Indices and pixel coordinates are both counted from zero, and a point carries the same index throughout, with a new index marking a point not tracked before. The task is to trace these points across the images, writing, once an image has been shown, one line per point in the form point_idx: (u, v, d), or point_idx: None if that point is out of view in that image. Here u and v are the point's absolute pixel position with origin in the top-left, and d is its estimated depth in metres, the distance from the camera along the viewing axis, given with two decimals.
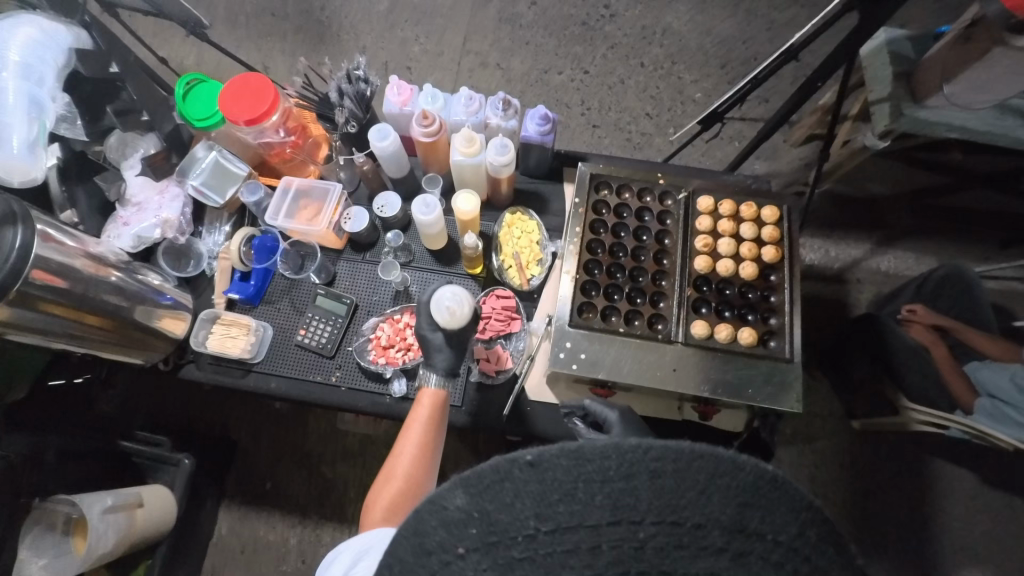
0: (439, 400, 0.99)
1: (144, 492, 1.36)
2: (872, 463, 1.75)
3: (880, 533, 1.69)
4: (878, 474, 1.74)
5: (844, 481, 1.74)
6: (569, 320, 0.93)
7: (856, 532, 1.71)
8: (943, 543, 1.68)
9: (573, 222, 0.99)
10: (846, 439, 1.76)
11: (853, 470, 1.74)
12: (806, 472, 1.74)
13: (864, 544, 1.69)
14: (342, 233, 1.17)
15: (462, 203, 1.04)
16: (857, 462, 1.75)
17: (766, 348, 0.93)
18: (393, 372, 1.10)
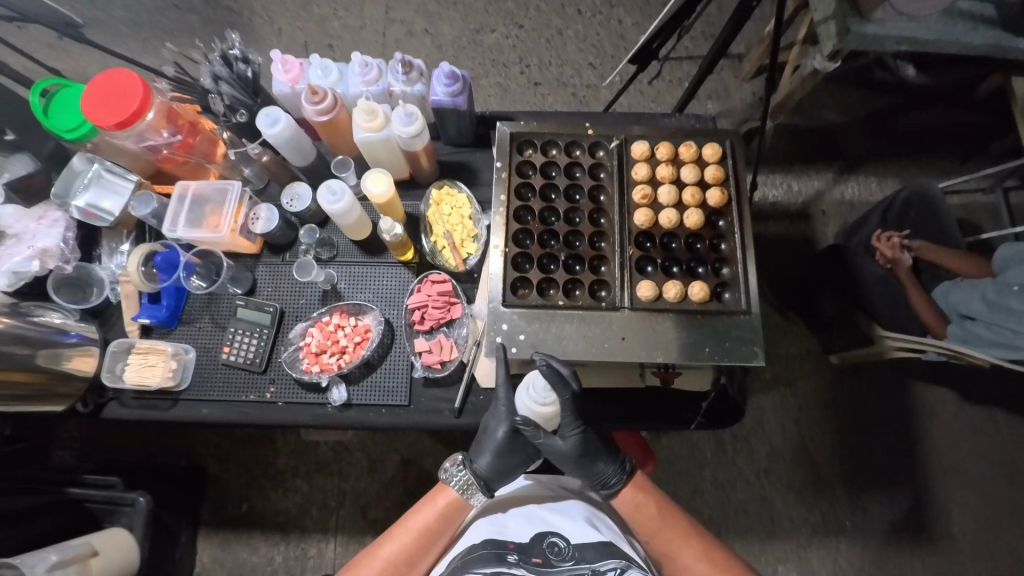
0: (454, 506, 0.86)
1: (96, 539, 1.23)
2: (855, 398, 1.72)
3: (867, 464, 1.68)
4: (862, 408, 1.72)
5: (828, 419, 1.71)
6: (503, 300, 0.84)
7: (845, 467, 1.69)
8: (931, 467, 1.68)
9: (498, 191, 0.89)
10: (826, 376, 1.73)
11: (838, 406, 1.72)
12: (791, 415, 1.71)
13: (854, 478, 1.67)
14: (254, 237, 1.07)
15: (372, 186, 0.95)
16: (840, 398, 1.72)
17: (720, 302, 0.85)
18: (330, 378, 1.01)
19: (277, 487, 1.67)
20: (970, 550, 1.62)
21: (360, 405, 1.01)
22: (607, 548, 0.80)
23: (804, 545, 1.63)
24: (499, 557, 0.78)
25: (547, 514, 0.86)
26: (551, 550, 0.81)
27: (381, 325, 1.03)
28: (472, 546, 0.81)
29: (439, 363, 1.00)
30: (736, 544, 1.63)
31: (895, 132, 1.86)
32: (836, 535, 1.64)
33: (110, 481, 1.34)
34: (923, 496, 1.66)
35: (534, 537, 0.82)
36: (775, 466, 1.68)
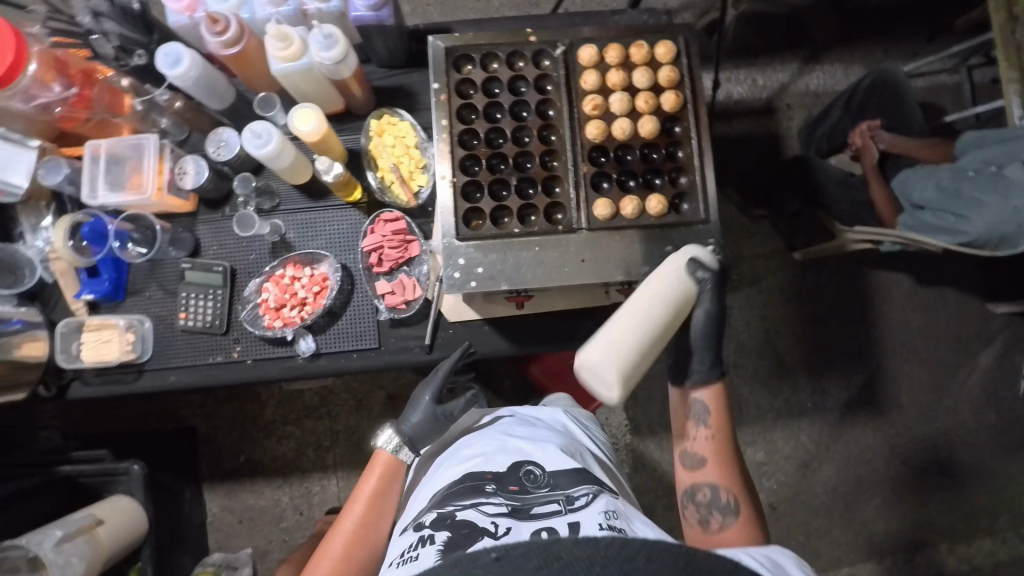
0: (390, 469, 0.94)
1: (99, 509, 1.26)
2: (816, 290, 1.79)
3: (827, 350, 1.79)
4: (822, 299, 1.79)
5: (792, 311, 1.79)
6: (456, 234, 0.81)
7: (808, 354, 1.79)
8: (885, 347, 1.80)
9: (438, 115, 0.82)
10: (790, 271, 1.78)
11: (801, 299, 1.79)
12: (757, 311, 1.78)
13: (816, 363, 1.79)
14: (185, 194, 0.99)
15: (301, 124, 0.87)
16: (803, 290, 1.79)
17: (677, 213, 0.84)
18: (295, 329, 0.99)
19: (270, 436, 1.72)
20: (916, 414, 1.79)
21: (330, 354, 1.00)
22: (582, 475, 0.80)
23: (771, 428, 1.77)
24: (476, 488, 0.78)
25: (522, 445, 0.85)
26: (527, 477, 0.79)
27: (338, 272, 0.99)
28: (448, 483, 0.80)
29: (403, 303, 0.99)
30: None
31: (857, 14, 1.77)
32: (800, 416, 1.78)
33: (100, 454, 1.35)
34: (876, 373, 1.79)
35: (510, 466, 0.81)
36: (745, 360, 1.78)
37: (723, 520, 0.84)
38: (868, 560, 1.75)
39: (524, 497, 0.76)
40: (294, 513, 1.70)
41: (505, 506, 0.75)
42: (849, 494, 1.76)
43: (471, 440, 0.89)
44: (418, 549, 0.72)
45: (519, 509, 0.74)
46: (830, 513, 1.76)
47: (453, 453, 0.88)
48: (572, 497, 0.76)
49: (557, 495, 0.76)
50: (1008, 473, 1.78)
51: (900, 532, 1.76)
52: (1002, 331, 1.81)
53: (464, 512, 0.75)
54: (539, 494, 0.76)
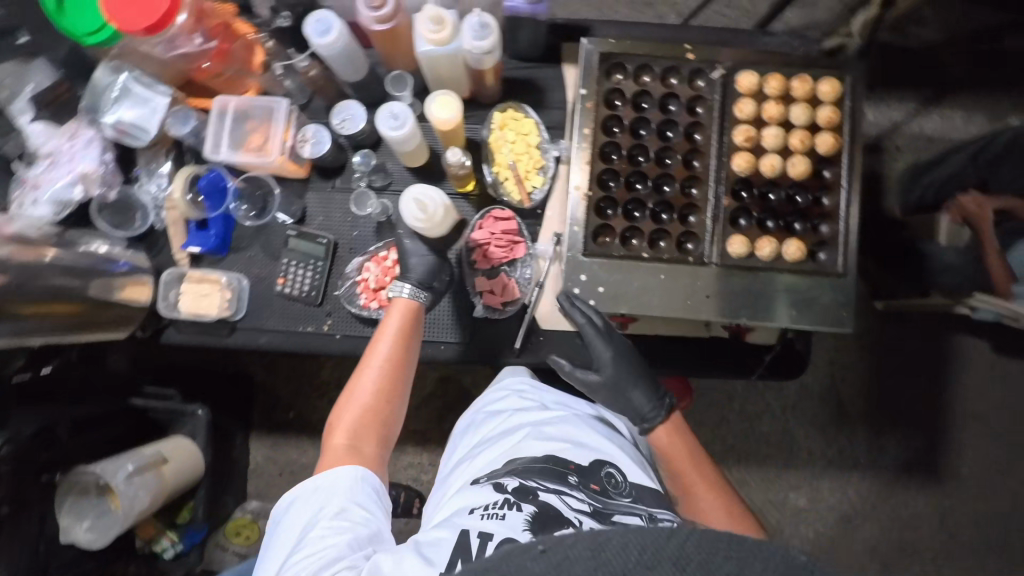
0: (411, 318, 0.91)
1: (165, 447, 1.31)
2: (890, 344, 1.71)
3: (893, 406, 1.72)
4: (895, 354, 1.72)
5: (862, 361, 1.72)
6: (583, 248, 0.78)
7: (871, 407, 1.73)
8: (954, 415, 1.71)
9: (583, 124, 0.79)
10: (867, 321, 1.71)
11: (874, 350, 1.72)
12: (825, 355, 1.72)
13: (878, 418, 1.72)
14: (303, 161, 0.99)
15: (438, 110, 0.85)
16: (878, 341, 1.72)
17: (815, 263, 0.80)
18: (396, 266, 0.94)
19: (320, 396, 1.75)
20: (975, 490, 1.71)
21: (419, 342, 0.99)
22: (664, 499, 0.76)
23: (818, 476, 1.72)
24: (559, 475, 0.74)
25: (603, 447, 0.82)
26: (609, 481, 0.77)
27: None
28: (532, 458, 0.77)
29: (501, 304, 0.97)
30: (755, 471, 1.72)
31: (996, 57, 1.62)
32: (851, 469, 1.72)
33: (169, 393, 1.40)
34: (939, 441, 1.71)
35: (593, 465, 0.78)
36: (803, 403, 1.72)
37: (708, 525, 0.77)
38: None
39: (606, 501, 0.73)
40: None
41: (588, 505, 0.71)
42: (888, 556, 1.71)
43: (553, 419, 0.86)
44: (506, 509, 0.69)
45: (600, 510, 0.71)
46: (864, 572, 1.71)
47: (532, 427, 0.84)
48: (656, 516, 0.72)
49: (640, 509, 0.73)
50: None
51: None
52: None
53: (547, 494, 0.71)
54: (620, 503, 0.73)
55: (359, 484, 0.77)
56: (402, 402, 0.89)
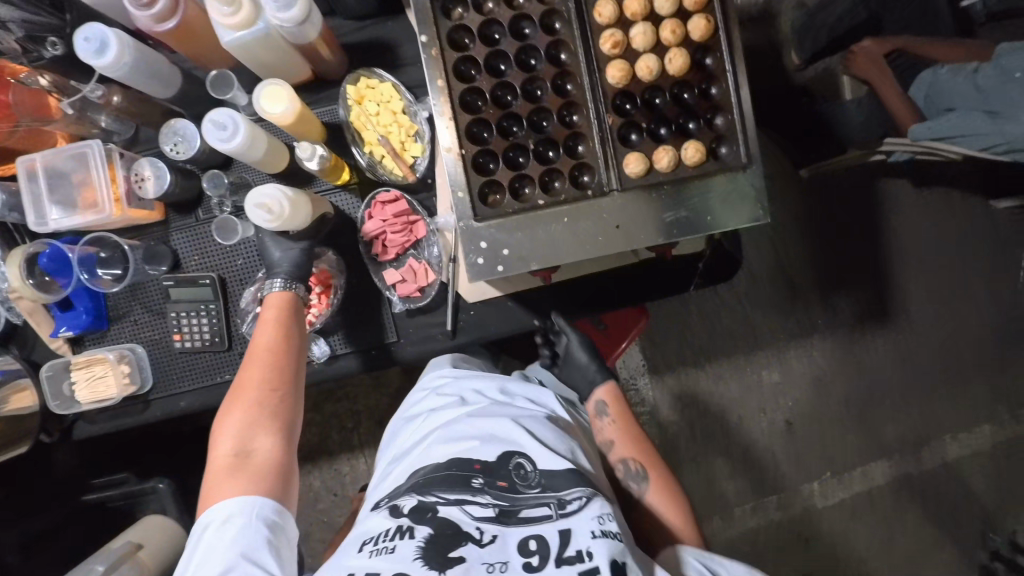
0: (287, 306, 0.84)
1: (134, 534, 1.21)
2: (820, 208, 1.75)
3: (838, 265, 1.78)
4: (827, 216, 1.76)
5: (802, 231, 1.75)
6: (474, 213, 0.71)
7: (820, 272, 1.78)
8: (891, 257, 1.79)
9: (434, 76, 0.70)
10: (796, 192, 1.74)
11: (809, 218, 1.75)
12: (766, 235, 1.74)
13: (828, 279, 1.78)
14: (151, 204, 0.86)
15: (270, 105, 0.73)
16: (810, 208, 1.75)
17: (716, 160, 0.74)
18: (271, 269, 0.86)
19: None
20: (923, 320, 1.82)
21: (348, 355, 0.93)
22: (578, 478, 0.70)
23: (784, 350, 1.79)
24: (462, 480, 0.68)
25: (514, 433, 0.76)
26: (518, 472, 0.70)
27: (341, 269, 0.91)
28: (432, 468, 0.71)
29: (418, 290, 0.91)
30: (727, 363, 1.78)
31: None
32: (811, 334, 1.80)
33: (122, 476, 1.29)
34: (883, 285, 1.80)
35: (499, 458, 0.72)
36: (757, 286, 1.76)
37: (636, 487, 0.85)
38: (879, 458, 1.85)
39: (515, 495, 0.67)
40: (329, 496, 1.68)
41: (493, 507, 0.65)
42: (861, 400, 1.83)
43: (465, 416, 0.80)
44: (394, 540, 0.62)
45: (506, 511, 0.65)
46: (842, 421, 1.84)
47: (441, 430, 0.78)
48: (565, 500, 0.67)
49: (551, 496, 0.67)
50: (1008, 362, 1.86)
51: (907, 430, 1.85)
52: (1002, 227, 1.82)
53: (446, 508, 0.65)
54: (529, 495, 0.68)
55: (249, 524, 0.69)
56: (297, 400, 0.81)
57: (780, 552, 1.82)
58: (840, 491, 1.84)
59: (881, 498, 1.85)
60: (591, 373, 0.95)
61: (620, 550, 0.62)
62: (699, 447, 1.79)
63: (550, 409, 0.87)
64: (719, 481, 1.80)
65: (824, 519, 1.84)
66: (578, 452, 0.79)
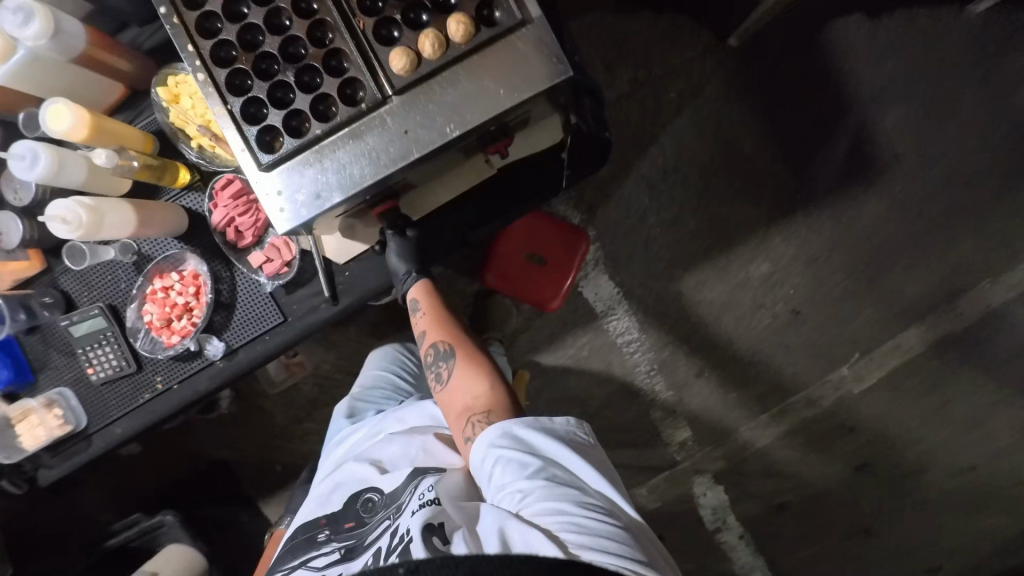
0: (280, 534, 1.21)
1: (152, 562, 1.30)
2: (776, 59, 1.48)
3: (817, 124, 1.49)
4: (791, 64, 1.49)
5: (758, 100, 1.49)
6: (260, 165, 0.69)
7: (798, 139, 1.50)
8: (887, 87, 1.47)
9: (181, 43, 0.68)
10: (737, 59, 1.47)
11: (764, 81, 1.48)
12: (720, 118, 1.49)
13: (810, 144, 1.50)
14: (25, 253, 0.91)
15: (59, 125, 0.76)
16: (761, 71, 1.48)
17: (491, 26, 0.68)
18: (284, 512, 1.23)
19: (291, 438, 1.59)
20: (953, 147, 1.48)
21: (243, 345, 0.93)
22: (409, 486, 0.85)
23: (776, 228, 1.53)
24: (312, 539, 0.85)
25: (365, 471, 0.91)
26: (363, 507, 0.86)
27: (206, 265, 0.92)
28: (293, 536, 0.88)
29: (285, 265, 0.91)
30: (719, 267, 1.54)
31: None
32: (811, 202, 1.52)
33: (136, 516, 1.39)
34: (885, 122, 1.49)
35: (350, 501, 0.88)
36: (732, 175, 1.50)
37: (448, 367, 0.90)
38: (937, 323, 1.56)
39: (358, 531, 0.83)
40: None
41: (338, 551, 0.81)
42: (903, 266, 1.53)
43: (327, 476, 0.97)
44: None
45: (349, 548, 0.81)
46: (875, 291, 1.55)
47: (310, 497, 0.96)
48: (400, 506, 0.81)
49: (386, 514, 0.82)
50: None
51: (965, 280, 1.53)
52: None
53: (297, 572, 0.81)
54: (372, 522, 0.83)
55: None
56: None
57: (833, 452, 1.62)
58: (895, 368, 1.58)
59: (951, 367, 1.58)
60: (402, 275, 0.90)
61: (436, 514, 0.74)
62: (702, 360, 1.58)
63: (417, 416, 1.01)
64: (737, 390, 1.60)
65: (875, 403, 1.59)
66: (428, 451, 0.92)
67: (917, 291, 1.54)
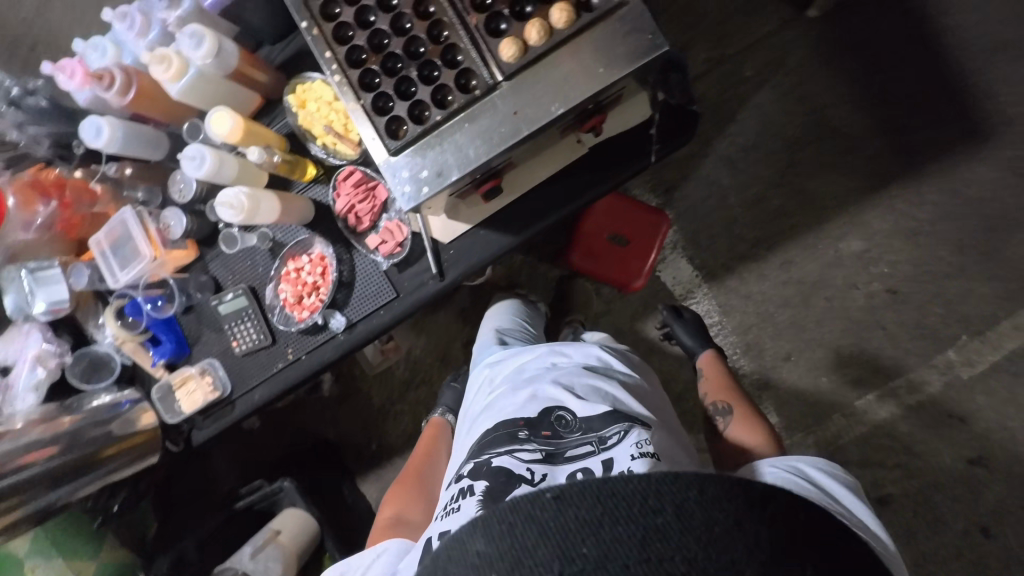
0: (438, 422, 1.28)
1: (275, 521, 1.45)
2: (860, 30, 1.44)
3: (913, 90, 1.43)
4: (879, 32, 1.43)
5: (848, 68, 1.45)
6: (388, 149, 0.78)
7: (894, 106, 1.44)
8: (985, 45, 1.39)
9: (321, 51, 0.79)
10: (823, 29, 1.45)
11: (853, 49, 1.44)
12: (806, 90, 1.46)
13: (907, 110, 1.43)
14: (183, 242, 1.07)
15: (218, 127, 0.90)
16: (849, 40, 1.44)
17: (590, 11, 0.74)
18: (440, 406, 1.34)
19: (386, 419, 1.72)
20: None
21: (361, 319, 1.04)
22: (613, 416, 0.80)
23: (868, 203, 1.47)
24: (511, 435, 0.80)
25: (555, 388, 0.86)
26: (559, 422, 0.81)
27: (331, 248, 1.04)
28: (487, 433, 0.84)
29: (397, 246, 1.01)
30: (809, 244, 1.50)
31: None
32: (909, 172, 1.44)
33: (259, 482, 1.54)
34: (990, 85, 1.39)
35: (541, 412, 0.82)
36: (818, 148, 1.47)
37: (725, 419, 1.09)
38: None
39: (558, 442, 0.79)
40: None
41: (539, 452, 0.77)
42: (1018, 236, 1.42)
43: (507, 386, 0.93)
44: (460, 501, 0.77)
45: (552, 455, 0.78)
46: (985, 264, 1.44)
47: (488, 404, 0.92)
48: (604, 437, 0.78)
49: (588, 439, 0.79)
50: None
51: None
52: None
53: (500, 458, 0.78)
54: (572, 439, 0.79)
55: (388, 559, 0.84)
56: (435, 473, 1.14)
57: (948, 444, 1.48)
58: (1014, 351, 1.44)
59: None
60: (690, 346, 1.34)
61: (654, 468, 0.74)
62: (788, 344, 1.53)
63: (591, 354, 0.95)
64: (832, 374, 1.52)
65: (990, 390, 1.46)
66: (619, 388, 0.87)
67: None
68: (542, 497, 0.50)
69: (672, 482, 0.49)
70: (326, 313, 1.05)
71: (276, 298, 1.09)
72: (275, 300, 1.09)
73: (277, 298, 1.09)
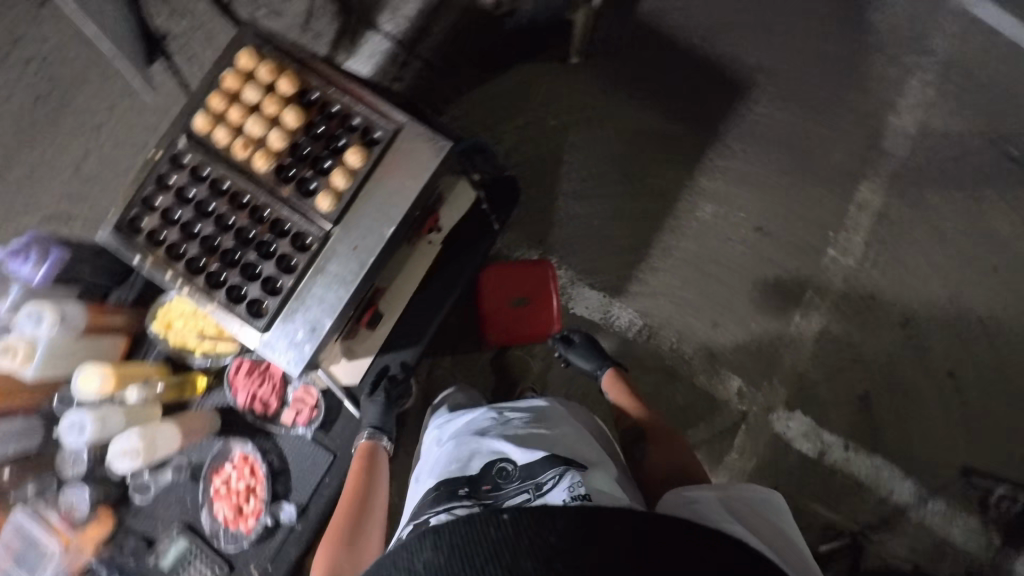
0: (370, 452, 0.98)
1: None
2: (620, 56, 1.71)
3: (680, 82, 1.71)
4: (634, 52, 1.71)
5: (626, 86, 1.70)
6: (256, 328, 0.81)
7: (674, 99, 1.71)
8: (709, 30, 1.72)
9: (162, 275, 0.84)
10: (593, 67, 1.70)
11: (622, 72, 1.71)
12: (604, 116, 1.69)
13: (685, 98, 1.70)
14: (93, 518, 0.98)
15: (88, 387, 0.92)
16: (616, 68, 1.71)
17: (377, 143, 0.85)
18: (363, 425, 1.02)
19: None
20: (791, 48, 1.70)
21: (310, 497, 1.00)
22: (553, 460, 0.80)
23: (698, 178, 1.69)
24: (449, 493, 0.80)
25: (492, 442, 0.86)
26: (499, 474, 0.82)
27: (250, 443, 1.01)
28: (423, 495, 0.83)
29: (313, 409, 1.02)
30: (674, 229, 1.68)
31: None
32: (713, 142, 1.69)
33: None
34: (729, 57, 1.71)
35: (482, 467, 0.83)
36: (638, 154, 1.69)
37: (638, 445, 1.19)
38: (880, 178, 1.66)
39: (495, 496, 0.79)
40: None
41: (474, 506, 0.77)
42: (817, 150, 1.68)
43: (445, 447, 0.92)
44: None
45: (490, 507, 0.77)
46: (809, 180, 1.67)
47: (425, 469, 0.92)
48: (541, 482, 0.78)
49: (526, 488, 0.78)
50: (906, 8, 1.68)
51: (873, 124, 1.67)
52: None
53: (437, 516, 0.77)
54: (510, 490, 0.79)
55: None
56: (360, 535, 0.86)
57: (876, 331, 1.61)
58: (874, 234, 1.64)
59: (922, 205, 1.64)
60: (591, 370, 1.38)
61: None
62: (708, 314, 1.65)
63: (539, 407, 0.96)
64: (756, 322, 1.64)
65: (879, 271, 1.63)
66: (559, 436, 0.87)
67: (843, 158, 1.67)
68: (493, 518, 0.50)
69: (629, 517, 0.49)
70: (272, 510, 1.00)
71: (215, 525, 1.01)
72: (215, 526, 1.01)
73: (215, 524, 1.01)
